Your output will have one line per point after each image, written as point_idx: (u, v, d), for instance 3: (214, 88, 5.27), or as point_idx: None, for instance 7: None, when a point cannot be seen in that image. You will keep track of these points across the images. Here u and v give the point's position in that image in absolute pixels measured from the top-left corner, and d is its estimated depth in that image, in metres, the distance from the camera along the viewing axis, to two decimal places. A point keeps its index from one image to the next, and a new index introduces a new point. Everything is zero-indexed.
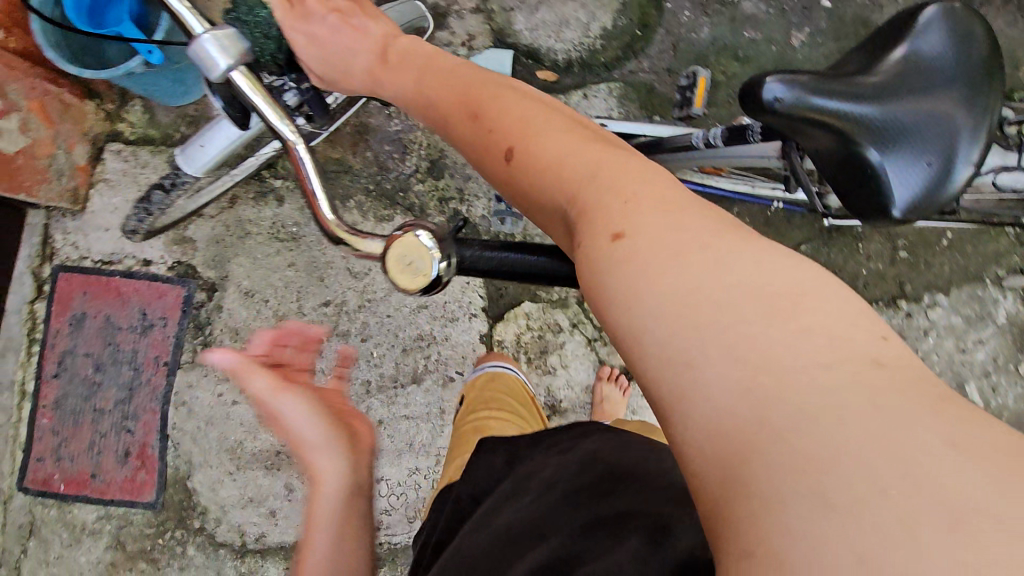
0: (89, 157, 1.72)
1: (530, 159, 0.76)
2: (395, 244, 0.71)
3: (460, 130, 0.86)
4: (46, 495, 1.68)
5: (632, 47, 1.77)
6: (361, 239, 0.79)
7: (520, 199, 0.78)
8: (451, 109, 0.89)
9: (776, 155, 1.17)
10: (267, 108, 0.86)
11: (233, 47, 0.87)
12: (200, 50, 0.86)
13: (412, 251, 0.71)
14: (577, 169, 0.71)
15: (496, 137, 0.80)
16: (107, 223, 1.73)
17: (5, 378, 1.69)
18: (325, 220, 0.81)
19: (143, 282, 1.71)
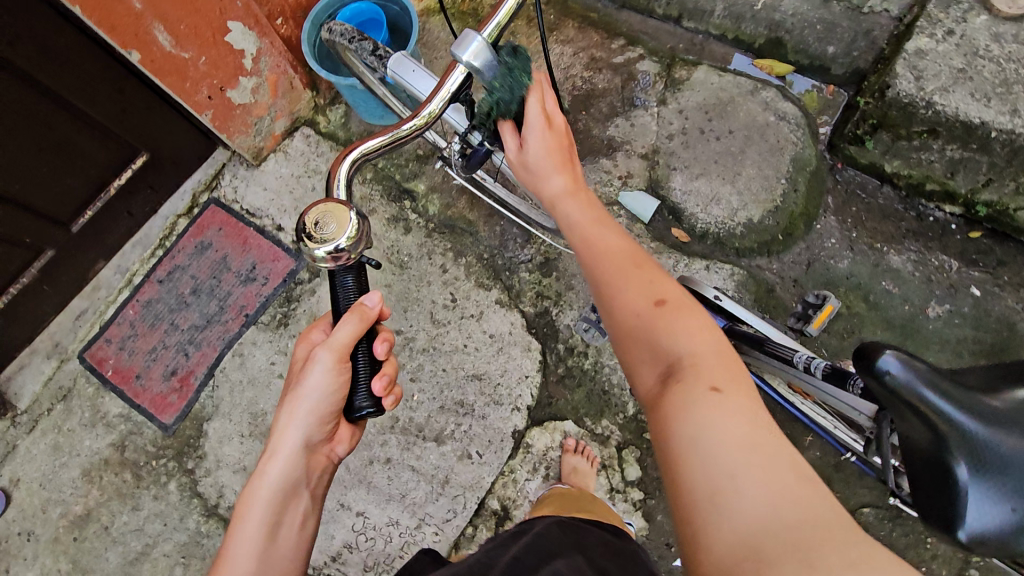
0: (285, 131, 2.02)
1: (673, 318, 0.83)
2: (318, 206, 0.82)
3: (611, 263, 0.92)
4: (93, 372, 1.84)
5: (766, 246, 1.86)
6: (336, 168, 0.90)
7: (637, 340, 0.84)
8: (603, 248, 0.97)
9: (869, 417, 1.11)
10: (439, 93, 0.97)
11: (476, 61, 0.92)
12: (465, 36, 0.91)
13: (333, 217, 0.82)
14: (694, 339, 0.80)
15: (646, 287, 0.87)
16: (269, 184, 1.98)
17: (124, 263, 1.93)
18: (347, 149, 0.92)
19: (268, 242, 1.91)
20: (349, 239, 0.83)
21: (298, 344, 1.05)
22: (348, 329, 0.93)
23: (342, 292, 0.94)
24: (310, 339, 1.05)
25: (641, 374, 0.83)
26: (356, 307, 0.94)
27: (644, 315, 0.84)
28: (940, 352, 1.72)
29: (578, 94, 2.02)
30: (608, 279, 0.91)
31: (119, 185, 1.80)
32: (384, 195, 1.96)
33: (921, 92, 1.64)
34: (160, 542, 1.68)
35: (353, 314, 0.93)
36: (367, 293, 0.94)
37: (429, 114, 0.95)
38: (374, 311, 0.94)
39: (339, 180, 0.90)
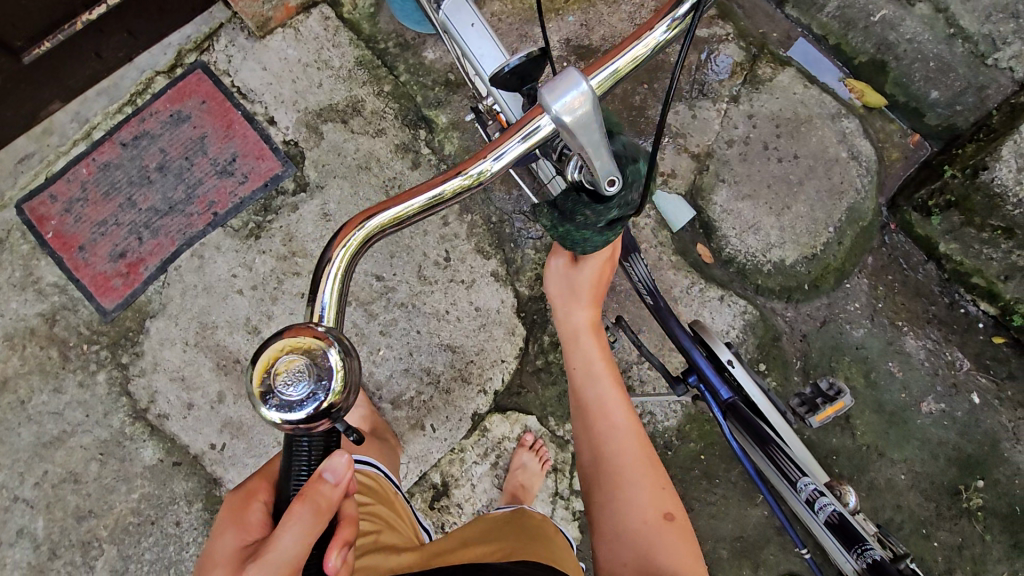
0: (301, 5, 1.70)
1: (669, 535, 1.01)
2: (281, 345, 0.56)
3: (631, 457, 1.09)
4: (30, 230, 1.62)
5: (789, 292, 1.73)
6: (331, 251, 0.67)
7: (634, 541, 1.01)
8: (628, 443, 1.11)
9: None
10: (508, 154, 0.68)
11: (579, 126, 0.61)
12: (567, 76, 0.60)
13: (306, 363, 0.56)
14: (677, 560, 0.97)
15: (656, 503, 1.05)
16: (268, 64, 1.69)
17: (83, 112, 1.65)
18: (355, 223, 0.68)
19: (256, 136, 1.66)
20: (334, 391, 0.56)
21: (224, 539, 0.77)
22: (296, 534, 0.65)
23: (300, 448, 0.65)
24: (241, 531, 0.77)
25: (623, 567, 0.99)
26: (310, 485, 0.66)
27: (652, 524, 1.02)
28: (918, 447, 1.68)
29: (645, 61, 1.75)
30: (624, 473, 1.08)
31: (88, 21, 1.50)
32: (399, 117, 1.71)
33: (1016, 187, 1.54)
34: (78, 432, 1.58)
35: (304, 506, 0.65)
36: (327, 459, 0.67)
37: (478, 176, 0.69)
38: (337, 492, 0.67)
39: (329, 273, 0.66)
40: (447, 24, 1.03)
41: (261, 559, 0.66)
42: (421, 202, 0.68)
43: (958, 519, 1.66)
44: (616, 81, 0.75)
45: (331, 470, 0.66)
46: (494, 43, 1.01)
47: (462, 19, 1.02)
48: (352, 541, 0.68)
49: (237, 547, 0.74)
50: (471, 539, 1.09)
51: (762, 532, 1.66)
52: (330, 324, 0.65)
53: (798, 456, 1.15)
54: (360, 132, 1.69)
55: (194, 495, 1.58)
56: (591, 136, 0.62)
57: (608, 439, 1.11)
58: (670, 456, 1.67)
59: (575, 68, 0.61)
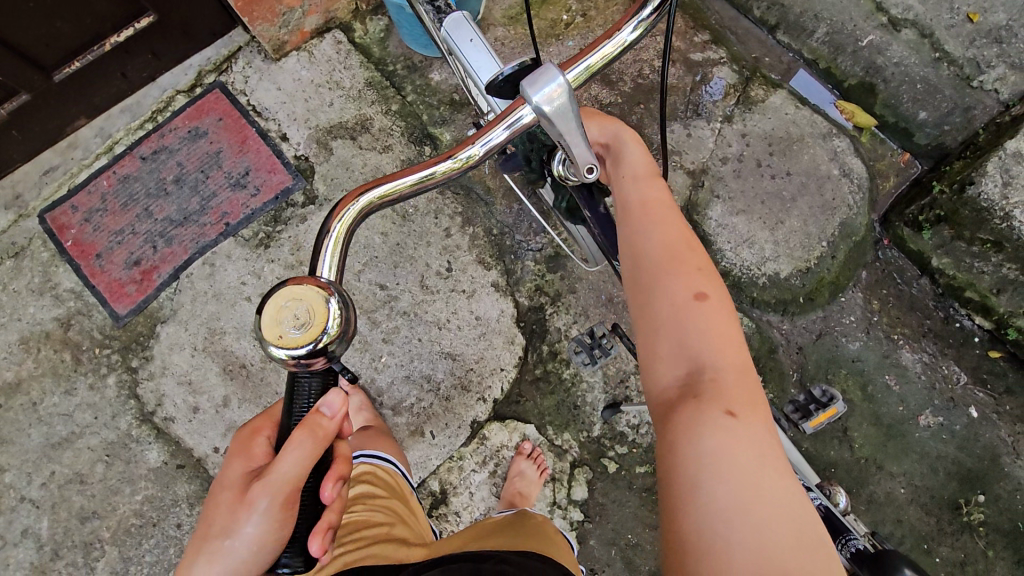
0: (316, 30, 1.80)
1: (706, 320, 0.74)
2: (287, 290, 0.61)
3: (656, 248, 0.79)
4: (51, 238, 1.69)
5: (783, 304, 1.75)
6: (329, 224, 0.72)
7: (658, 328, 0.75)
8: (658, 240, 0.80)
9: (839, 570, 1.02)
10: (491, 138, 0.74)
11: (558, 114, 0.67)
12: (545, 71, 0.66)
13: (306, 306, 0.60)
14: (708, 362, 0.72)
15: (684, 293, 0.75)
16: (283, 85, 1.78)
17: (106, 128, 1.74)
18: (350, 198, 0.72)
19: (268, 150, 1.74)
20: (330, 335, 0.61)
21: (228, 466, 0.78)
22: (292, 461, 0.69)
23: (301, 387, 0.71)
24: (248, 460, 0.77)
25: (653, 368, 0.76)
26: (310, 418, 0.70)
27: (677, 307, 0.75)
28: (917, 461, 1.68)
29: (642, 83, 1.83)
30: (647, 268, 0.78)
31: (117, 42, 1.61)
32: (405, 134, 1.78)
33: (1002, 201, 1.57)
34: (86, 434, 1.62)
35: (304, 434, 0.69)
36: (325, 395, 0.72)
37: (466, 160, 0.74)
38: (334, 423, 0.71)
39: (327, 243, 0.71)
40: (445, 39, 1.10)
41: (263, 479, 0.70)
42: (412, 180, 0.74)
43: (960, 534, 1.64)
44: (591, 75, 0.81)
45: (327, 402, 0.71)
46: (489, 52, 1.06)
47: (461, 35, 1.09)
48: (346, 477, 0.74)
49: (240, 473, 0.76)
50: (477, 533, 1.14)
51: None
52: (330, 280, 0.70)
53: (790, 458, 1.15)
54: (368, 148, 1.76)
55: (196, 498, 1.61)
56: (568, 124, 0.68)
57: (643, 239, 0.81)
58: None
59: (554, 66, 0.67)
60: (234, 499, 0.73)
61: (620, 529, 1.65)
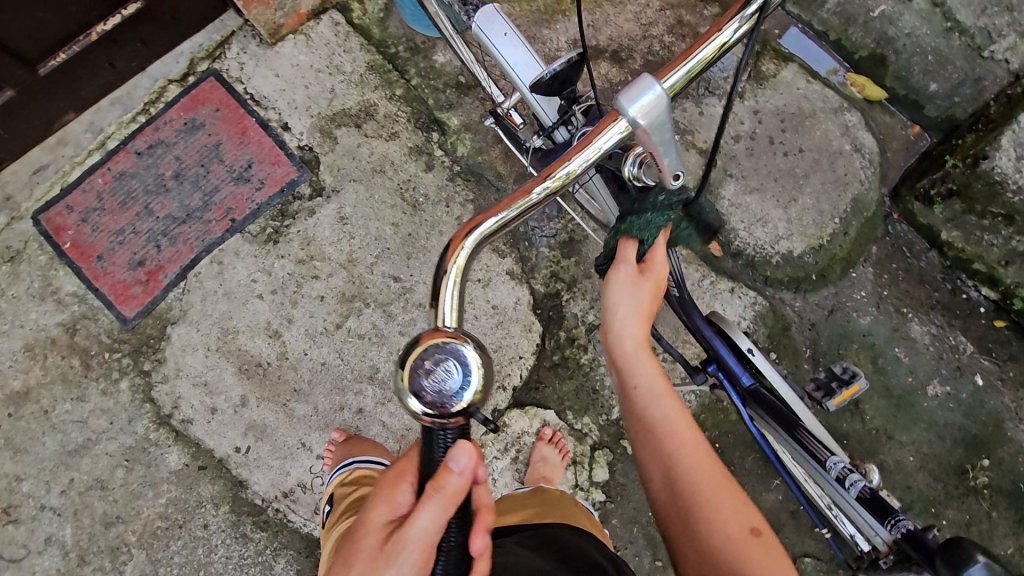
0: (312, 11, 1.71)
1: (766, 555, 0.79)
2: (434, 346, 0.65)
3: (696, 479, 0.83)
4: (48, 240, 1.63)
5: (798, 283, 1.77)
6: (446, 263, 0.74)
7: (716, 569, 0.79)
8: (694, 470, 0.84)
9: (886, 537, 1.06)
10: (586, 153, 0.78)
11: (651, 126, 0.67)
12: (641, 83, 0.67)
13: (447, 362, 0.64)
14: None
15: (739, 530, 0.80)
16: (280, 70, 1.70)
17: (97, 122, 1.66)
18: (462, 237, 0.75)
19: (272, 141, 1.67)
20: (473, 392, 0.64)
21: (372, 508, 0.79)
22: (432, 516, 0.70)
23: (439, 440, 0.70)
24: (390, 508, 0.78)
25: None
26: (439, 475, 0.70)
27: (735, 544, 0.79)
28: (925, 430, 1.73)
29: (653, 59, 1.78)
30: (690, 506, 0.82)
31: (104, 32, 1.52)
32: (411, 119, 1.72)
33: (1015, 174, 1.62)
34: (103, 440, 1.59)
35: (436, 492, 0.70)
36: (455, 449, 0.70)
37: (566, 177, 0.77)
38: (464, 480, 0.70)
39: (450, 278, 0.73)
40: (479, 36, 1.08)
41: (403, 531, 0.72)
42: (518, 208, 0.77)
43: (965, 497, 1.71)
44: (686, 80, 0.88)
45: (465, 456, 0.70)
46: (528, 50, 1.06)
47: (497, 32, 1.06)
48: (491, 526, 0.77)
49: (384, 520, 0.77)
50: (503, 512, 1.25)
51: (777, 516, 1.71)
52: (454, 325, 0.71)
53: (823, 441, 1.18)
54: (373, 136, 1.71)
55: (221, 497, 1.60)
56: (659, 135, 0.70)
57: (677, 472, 0.84)
58: None
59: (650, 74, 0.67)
60: (377, 550, 0.74)
61: (641, 508, 1.69)
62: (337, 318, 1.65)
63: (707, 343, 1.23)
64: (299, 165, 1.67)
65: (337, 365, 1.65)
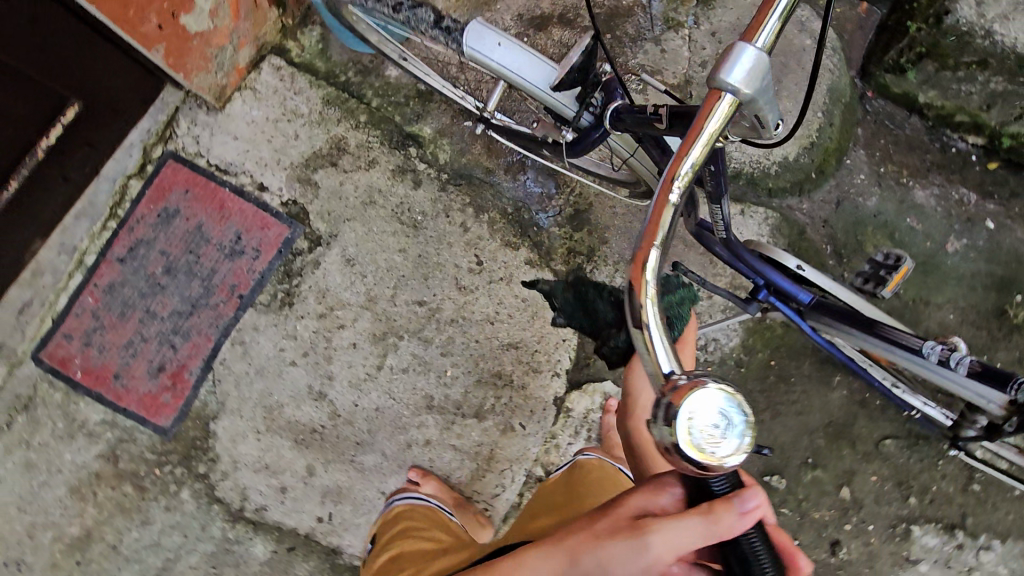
0: (250, 62, 1.65)
1: None
2: (707, 389, 0.57)
3: None
4: (57, 376, 1.54)
5: (802, 185, 1.79)
6: (640, 303, 0.66)
7: None
8: None
9: (1001, 403, 1.06)
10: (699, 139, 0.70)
11: (756, 89, 0.71)
12: (736, 53, 0.70)
13: (710, 407, 0.57)
14: None
15: None
16: (237, 131, 1.63)
17: (68, 240, 1.56)
18: (637, 268, 0.67)
19: (253, 206, 1.61)
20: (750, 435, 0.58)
21: (636, 487, 0.76)
22: (695, 530, 0.64)
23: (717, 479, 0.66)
24: (650, 498, 0.73)
25: None
26: (722, 509, 0.63)
27: None
28: (956, 286, 1.78)
29: (600, 13, 1.78)
30: None
31: (48, 146, 1.44)
32: (384, 142, 1.67)
33: (977, 21, 1.69)
34: (183, 554, 1.53)
35: (698, 518, 0.65)
36: (756, 497, 0.64)
37: (692, 170, 0.69)
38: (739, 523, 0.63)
39: (650, 320, 0.65)
40: (476, 58, 1.13)
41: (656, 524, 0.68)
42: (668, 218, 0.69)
43: (1011, 337, 1.77)
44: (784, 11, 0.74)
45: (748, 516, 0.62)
46: (526, 53, 1.10)
47: (490, 50, 1.11)
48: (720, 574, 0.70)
49: (639, 504, 0.73)
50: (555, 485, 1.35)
51: (849, 410, 1.73)
52: (677, 369, 0.64)
53: (898, 331, 1.17)
54: (353, 170, 1.66)
55: (319, 571, 1.56)
56: (760, 91, 0.73)
57: None
58: (744, 373, 1.73)
59: (740, 42, 0.72)
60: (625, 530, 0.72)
61: None
62: (376, 359, 1.61)
63: (755, 274, 1.23)
64: (287, 221, 1.62)
65: (391, 405, 1.61)
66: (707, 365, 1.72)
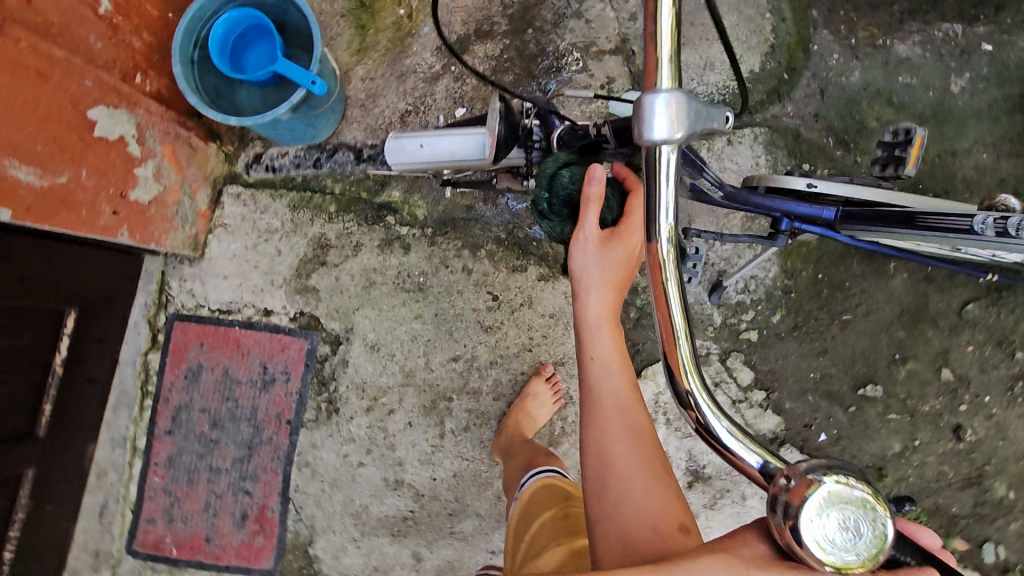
0: (211, 202, 1.67)
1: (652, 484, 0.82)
2: (826, 485, 0.53)
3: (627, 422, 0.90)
4: (157, 558, 1.61)
5: (779, 90, 1.69)
6: (684, 386, 0.66)
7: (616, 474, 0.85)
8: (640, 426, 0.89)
9: None
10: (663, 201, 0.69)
11: (687, 127, 0.69)
12: (646, 112, 0.68)
13: (836, 504, 0.53)
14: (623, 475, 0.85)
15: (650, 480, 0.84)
16: (223, 270, 1.65)
17: (116, 433, 1.62)
18: (670, 352, 0.68)
19: (265, 334, 1.63)
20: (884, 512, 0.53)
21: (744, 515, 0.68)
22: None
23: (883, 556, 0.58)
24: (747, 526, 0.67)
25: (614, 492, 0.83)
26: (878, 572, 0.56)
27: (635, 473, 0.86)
28: (976, 124, 1.66)
29: (513, 12, 1.75)
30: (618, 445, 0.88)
31: (63, 359, 1.44)
32: (360, 222, 1.66)
33: None
34: None
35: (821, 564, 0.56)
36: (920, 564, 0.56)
37: (671, 242, 0.69)
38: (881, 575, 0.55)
39: (698, 402, 0.66)
40: (410, 165, 1.25)
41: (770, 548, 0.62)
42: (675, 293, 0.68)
43: None
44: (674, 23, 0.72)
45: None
46: (442, 135, 1.20)
47: (415, 153, 1.22)
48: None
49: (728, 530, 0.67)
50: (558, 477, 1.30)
51: (917, 292, 1.59)
52: (778, 464, 0.61)
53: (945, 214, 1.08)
54: (343, 261, 1.65)
55: None
56: (695, 117, 0.69)
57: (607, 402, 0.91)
58: (796, 298, 1.61)
59: (645, 95, 0.69)
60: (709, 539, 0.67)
61: (800, 376, 1.62)
62: (435, 430, 1.60)
63: (769, 209, 1.19)
64: (304, 334, 1.63)
65: (467, 466, 1.59)
66: (756, 305, 1.61)
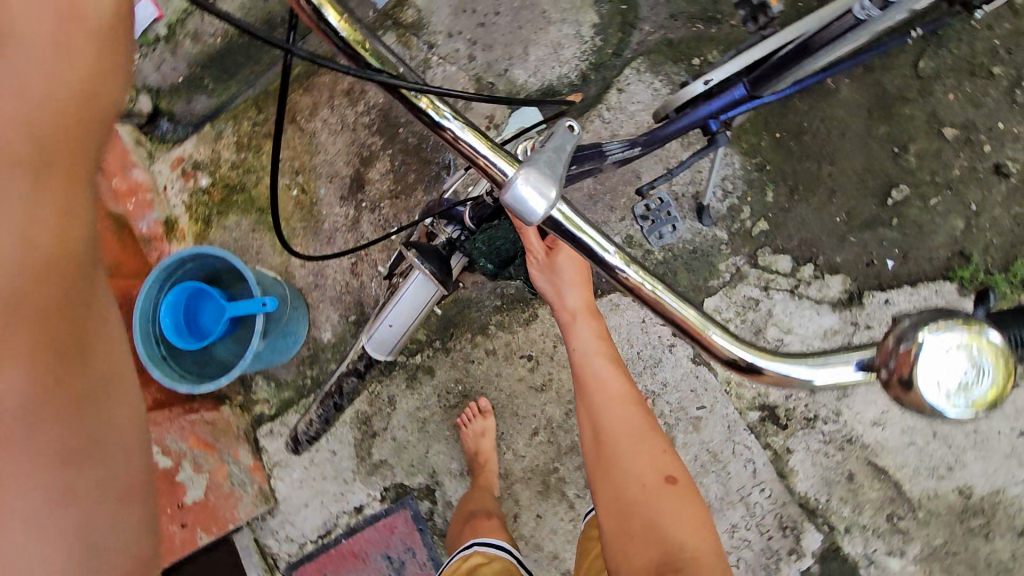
0: (256, 453, 1.74)
1: (674, 498, 1.05)
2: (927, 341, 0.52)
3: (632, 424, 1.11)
4: None
5: (626, 21, 1.68)
6: (720, 349, 0.67)
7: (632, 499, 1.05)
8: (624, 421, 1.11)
9: None
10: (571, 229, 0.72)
11: (554, 180, 0.63)
12: (519, 205, 0.62)
13: (954, 355, 0.51)
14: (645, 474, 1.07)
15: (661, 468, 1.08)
16: (301, 500, 1.71)
17: None
18: (690, 329, 0.69)
19: (369, 529, 1.67)
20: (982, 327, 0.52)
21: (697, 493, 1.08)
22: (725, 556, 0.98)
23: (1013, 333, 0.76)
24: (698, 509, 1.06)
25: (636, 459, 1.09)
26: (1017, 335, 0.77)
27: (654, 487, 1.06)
28: None
29: (378, 126, 1.81)
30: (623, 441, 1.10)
31: None
32: (379, 379, 1.69)
33: None
34: None
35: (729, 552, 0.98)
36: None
37: (617, 252, 0.72)
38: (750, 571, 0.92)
39: (740, 353, 0.66)
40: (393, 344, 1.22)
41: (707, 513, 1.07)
42: (646, 281, 0.71)
43: None
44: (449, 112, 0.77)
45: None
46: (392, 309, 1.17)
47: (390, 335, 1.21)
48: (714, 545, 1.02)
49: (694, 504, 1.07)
50: None
51: (869, 86, 1.51)
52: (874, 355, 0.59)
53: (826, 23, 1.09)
54: (389, 422, 1.68)
55: None
56: (544, 167, 0.63)
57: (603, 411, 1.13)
58: (773, 167, 1.53)
59: (502, 196, 0.63)
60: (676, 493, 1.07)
61: (830, 232, 1.52)
62: (564, 505, 1.60)
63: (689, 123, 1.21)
64: (406, 503, 1.67)
65: None
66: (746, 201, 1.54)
